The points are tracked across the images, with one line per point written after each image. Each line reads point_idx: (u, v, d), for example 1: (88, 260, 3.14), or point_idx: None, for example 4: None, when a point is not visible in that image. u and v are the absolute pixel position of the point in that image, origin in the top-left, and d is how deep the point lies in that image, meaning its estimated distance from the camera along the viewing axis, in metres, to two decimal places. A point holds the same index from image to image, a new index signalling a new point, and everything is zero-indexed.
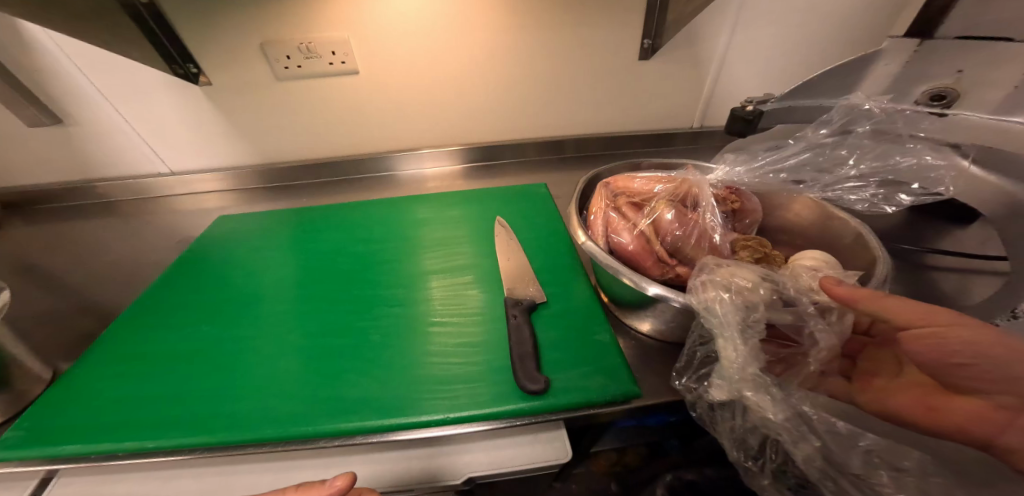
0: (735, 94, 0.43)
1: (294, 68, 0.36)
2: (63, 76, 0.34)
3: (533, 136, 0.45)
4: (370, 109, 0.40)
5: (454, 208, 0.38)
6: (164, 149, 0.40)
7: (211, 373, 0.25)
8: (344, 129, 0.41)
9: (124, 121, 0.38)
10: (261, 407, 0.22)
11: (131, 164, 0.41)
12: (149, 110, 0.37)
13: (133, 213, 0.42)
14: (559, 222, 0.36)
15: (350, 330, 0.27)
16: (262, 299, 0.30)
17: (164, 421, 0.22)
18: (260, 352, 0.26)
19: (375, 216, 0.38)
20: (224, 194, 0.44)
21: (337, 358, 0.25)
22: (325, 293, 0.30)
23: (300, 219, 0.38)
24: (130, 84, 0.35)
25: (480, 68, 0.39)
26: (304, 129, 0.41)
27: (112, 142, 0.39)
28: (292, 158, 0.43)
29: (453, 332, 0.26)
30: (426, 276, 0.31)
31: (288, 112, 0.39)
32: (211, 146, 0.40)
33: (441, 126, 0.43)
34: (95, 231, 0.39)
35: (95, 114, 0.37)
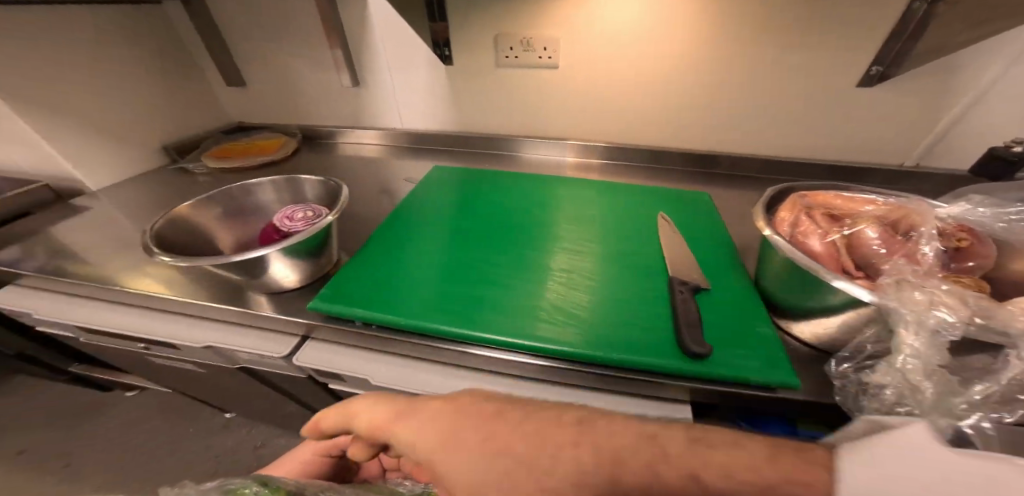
0: (980, 135, 0.36)
1: (511, 58, 0.43)
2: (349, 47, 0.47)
3: (700, 147, 0.45)
4: (557, 99, 0.45)
5: (617, 195, 0.41)
6: (396, 109, 0.52)
7: (434, 278, 0.31)
8: (529, 113, 0.47)
9: (379, 83, 0.50)
10: (481, 312, 0.28)
11: (372, 117, 0.53)
12: (393, 78, 0.48)
13: (352, 152, 0.55)
14: (718, 219, 0.37)
15: (540, 272, 0.31)
16: (460, 231, 0.36)
17: (410, 304, 0.28)
18: (468, 273, 0.32)
19: (546, 186, 0.43)
20: (414, 150, 0.54)
21: (532, 290, 0.30)
22: (511, 238, 0.35)
23: (483, 177, 0.45)
24: (388, 56, 0.46)
25: (676, 75, 0.40)
26: (497, 108, 0.48)
27: (361, 99, 0.52)
28: (476, 130, 0.51)
29: (630, 297, 0.29)
30: (598, 246, 0.34)
31: (489, 92, 0.47)
32: (424, 111, 0.51)
33: (614, 123, 0.45)
34: (330, 161, 0.53)
35: (365, 78, 0.49)
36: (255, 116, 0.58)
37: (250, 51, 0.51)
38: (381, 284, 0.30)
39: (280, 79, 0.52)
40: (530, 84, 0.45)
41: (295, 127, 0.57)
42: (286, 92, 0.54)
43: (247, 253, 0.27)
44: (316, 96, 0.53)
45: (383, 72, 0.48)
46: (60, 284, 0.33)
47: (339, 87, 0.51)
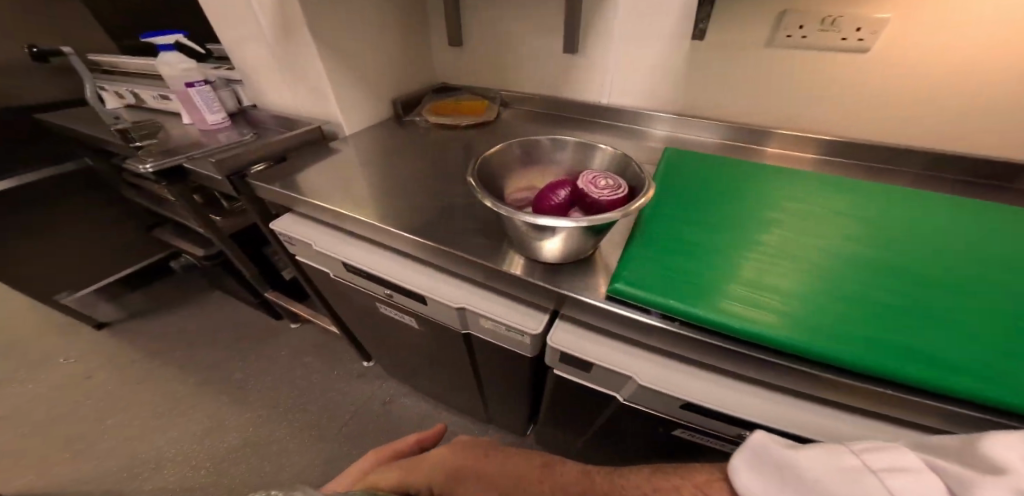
0: None
1: (797, 37, 0.42)
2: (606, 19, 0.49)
3: (1005, 154, 0.40)
4: (842, 89, 0.43)
5: (908, 212, 0.36)
6: (617, 85, 0.54)
7: (737, 278, 0.29)
8: (789, 100, 0.46)
9: (612, 58, 0.51)
10: (810, 324, 0.26)
11: (587, 91, 0.56)
12: (638, 53, 0.50)
13: (559, 124, 0.58)
14: None
15: (858, 289, 0.28)
16: (731, 225, 0.34)
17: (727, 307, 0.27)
18: (771, 277, 0.29)
19: (811, 190, 0.39)
20: (620, 126, 0.55)
21: (864, 311, 0.27)
22: (802, 244, 0.32)
23: (711, 167, 0.42)
24: (647, 31, 0.47)
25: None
26: (752, 90, 0.47)
27: (589, 73, 0.54)
28: (705, 114, 0.51)
29: (993, 336, 0.25)
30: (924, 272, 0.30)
31: (750, 74, 0.46)
32: (656, 89, 0.52)
33: (896, 119, 0.43)
34: (541, 131, 0.56)
35: (597, 51, 0.52)
36: (461, 82, 0.63)
37: (480, 22, 0.55)
38: (687, 285, 0.29)
39: (509, 49, 0.56)
40: (806, 68, 0.43)
41: (494, 92, 0.61)
42: (502, 61, 0.58)
43: (551, 222, 0.25)
44: (533, 70, 0.57)
45: (628, 47, 0.50)
46: (336, 220, 0.39)
47: (564, 59, 0.54)
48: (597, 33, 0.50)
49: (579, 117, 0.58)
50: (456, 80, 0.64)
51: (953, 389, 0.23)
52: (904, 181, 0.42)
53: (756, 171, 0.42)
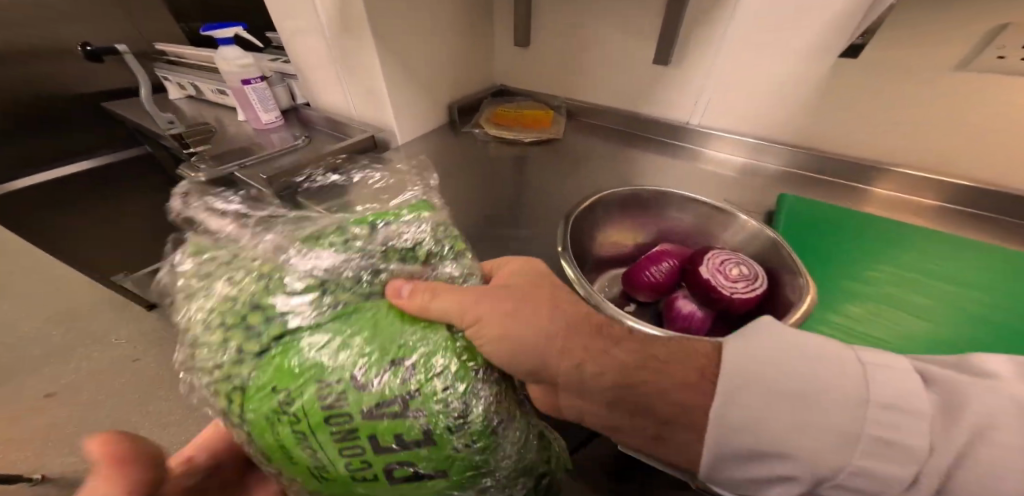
0: None
1: (1005, 59, 0.32)
2: (719, 25, 0.40)
3: None
4: None
5: None
6: (716, 104, 0.45)
7: None
8: (962, 140, 0.36)
9: (714, 70, 0.43)
10: None
11: (672, 108, 0.48)
12: (757, 69, 0.41)
13: (637, 144, 0.51)
14: None
15: None
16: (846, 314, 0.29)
17: None
18: None
19: (932, 267, 0.33)
20: (717, 155, 0.48)
21: None
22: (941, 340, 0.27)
23: (807, 235, 0.37)
24: (780, 42, 0.39)
25: None
26: (908, 122, 0.38)
27: (682, 88, 0.46)
28: (826, 147, 0.43)
29: None
30: None
31: (912, 102, 0.37)
32: (769, 113, 0.43)
33: None
34: (616, 153, 0.50)
35: (698, 63, 0.43)
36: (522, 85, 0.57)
37: (556, 20, 0.48)
38: None
39: (586, 55, 0.49)
40: (999, 100, 0.34)
41: (559, 101, 0.54)
42: (575, 67, 0.51)
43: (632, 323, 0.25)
44: (614, 80, 0.49)
45: (745, 59, 0.41)
46: None
47: (652, 70, 0.46)
48: (704, 41, 0.42)
49: (662, 138, 0.50)
50: (516, 84, 0.57)
51: None
52: None
53: (900, 247, 0.35)
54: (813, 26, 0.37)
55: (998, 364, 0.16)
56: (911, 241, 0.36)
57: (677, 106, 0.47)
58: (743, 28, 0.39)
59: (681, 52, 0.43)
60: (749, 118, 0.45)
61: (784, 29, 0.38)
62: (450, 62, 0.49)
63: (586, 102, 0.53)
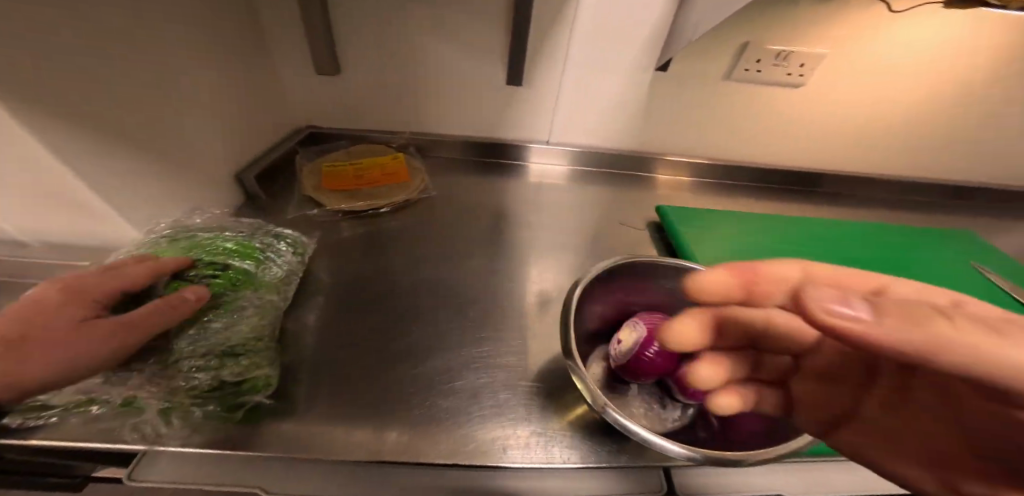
0: None
1: (752, 72, 0.40)
2: (556, 44, 0.38)
3: (871, 171, 0.51)
4: (780, 122, 0.45)
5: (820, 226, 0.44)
6: (566, 122, 0.45)
7: None
8: (735, 133, 0.47)
9: (560, 89, 0.42)
10: None
11: (528, 129, 0.45)
12: (595, 87, 0.42)
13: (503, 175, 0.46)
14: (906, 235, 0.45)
15: None
16: None
17: None
18: None
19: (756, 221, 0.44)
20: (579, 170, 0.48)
21: None
22: None
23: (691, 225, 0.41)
24: (608, 62, 0.40)
25: (902, 112, 0.45)
26: (702, 126, 0.46)
27: (533, 110, 0.43)
28: (655, 149, 0.49)
29: None
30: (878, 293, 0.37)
31: (704, 108, 0.44)
32: (611, 126, 0.45)
33: (810, 150, 0.49)
34: (489, 191, 0.44)
35: (545, 83, 0.41)
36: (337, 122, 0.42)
37: (369, 40, 0.36)
38: None
39: (421, 81, 0.40)
40: (753, 101, 0.44)
41: (402, 139, 0.44)
42: (412, 96, 0.41)
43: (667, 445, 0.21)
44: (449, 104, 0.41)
45: (583, 78, 0.41)
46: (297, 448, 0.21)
47: (501, 93, 0.41)
48: (545, 60, 0.39)
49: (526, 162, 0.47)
50: (332, 124, 0.43)
51: None
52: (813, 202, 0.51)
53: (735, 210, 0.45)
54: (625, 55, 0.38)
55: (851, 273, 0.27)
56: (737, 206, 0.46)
57: (532, 127, 0.45)
58: (578, 48, 0.39)
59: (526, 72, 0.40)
60: (590, 131, 0.46)
61: (607, 49, 0.39)
62: (220, 93, 0.32)
63: (434, 135, 0.44)
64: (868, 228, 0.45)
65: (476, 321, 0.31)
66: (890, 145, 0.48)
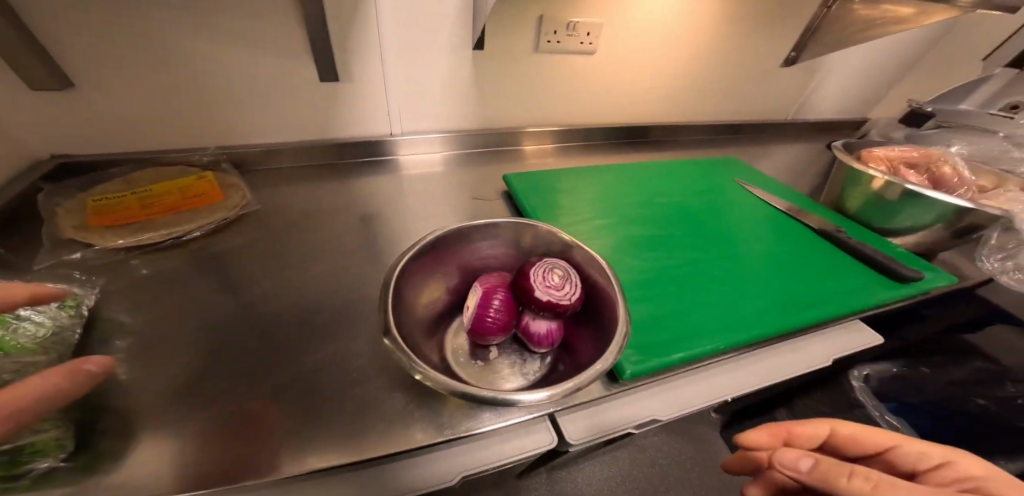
0: (823, 98, 0.66)
1: (555, 42, 0.45)
2: (366, 30, 0.37)
3: (684, 118, 0.60)
4: (593, 86, 0.51)
5: (647, 172, 0.49)
6: (406, 111, 0.44)
7: (670, 303, 0.32)
8: (561, 101, 0.51)
9: (387, 78, 0.41)
10: (738, 316, 0.31)
11: (369, 124, 0.43)
12: (422, 72, 0.42)
13: (351, 177, 0.43)
14: (720, 168, 0.51)
15: (716, 262, 0.36)
16: (620, 255, 0.36)
17: (694, 337, 0.29)
18: (677, 286, 0.34)
19: (599, 182, 0.46)
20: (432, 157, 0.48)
21: (749, 277, 0.35)
22: (655, 241, 0.38)
23: (538, 194, 0.42)
24: (425, 44, 0.40)
25: (686, 65, 0.53)
26: (535, 98, 0.50)
27: (368, 104, 0.41)
28: (502, 125, 0.51)
29: (771, 252, 0.38)
30: (701, 217, 0.42)
31: (532, 81, 0.48)
32: (450, 109, 0.46)
33: (631, 106, 0.55)
34: (340, 193, 0.40)
35: (370, 74, 0.39)
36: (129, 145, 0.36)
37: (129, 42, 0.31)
38: (693, 327, 0.30)
39: (220, 86, 0.35)
40: (566, 69, 0.48)
41: (214, 154, 0.38)
42: (214, 103, 0.36)
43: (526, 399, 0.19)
44: (264, 108, 0.37)
45: (405, 65, 0.41)
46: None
47: (324, 90, 0.39)
48: (360, 50, 0.38)
49: (381, 159, 0.46)
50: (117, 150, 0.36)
51: (824, 311, 0.32)
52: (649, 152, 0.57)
53: (579, 173, 0.47)
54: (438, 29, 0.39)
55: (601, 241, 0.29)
56: (581, 169, 0.48)
57: (371, 122, 0.43)
58: (390, 32, 0.38)
59: (341, 63, 0.38)
60: (435, 118, 0.46)
61: (422, 33, 0.39)
62: None
63: (261, 145, 0.40)
64: (692, 165, 0.51)
65: (331, 323, 0.28)
66: (690, 96, 0.56)
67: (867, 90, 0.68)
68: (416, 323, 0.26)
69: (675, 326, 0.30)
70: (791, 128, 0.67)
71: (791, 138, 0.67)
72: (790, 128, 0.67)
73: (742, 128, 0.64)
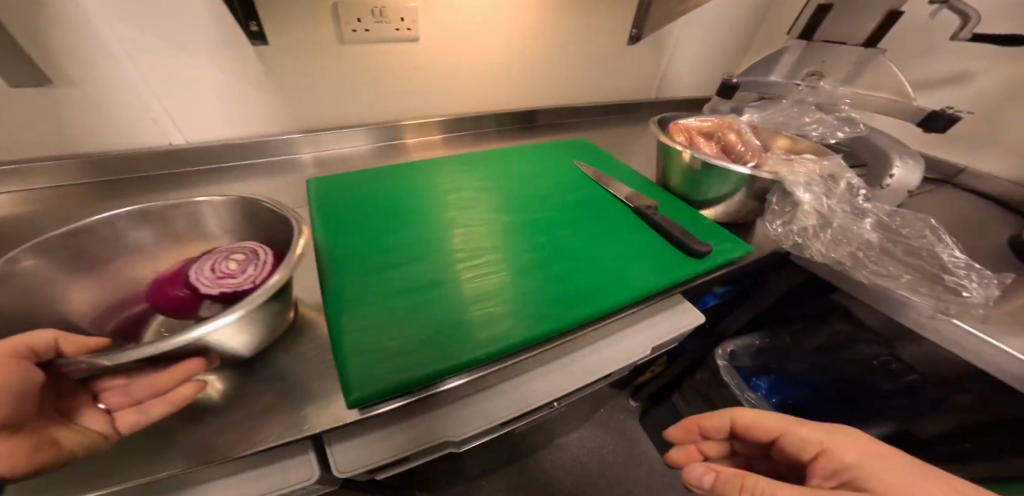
0: (677, 72, 0.71)
1: (361, 30, 0.41)
2: (82, 27, 0.32)
3: (544, 101, 0.61)
4: (430, 74, 0.49)
5: (484, 166, 0.48)
6: (188, 117, 0.40)
7: (449, 307, 0.30)
8: (396, 93, 0.48)
9: (143, 81, 0.36)
10: (517, 314, 0.31)
11: (138, 135, 0.39)
12: (195, 75, 0.38)
13: (123, 197, 0.38)
14: (563, 156, 0.52)
15: (518, 258, 0.36)
16: (415, 258, 0.34)
17: (458, 343, 0.28)
18: (467, 287, 0.32)
19: (426, 180, 0.45)
20: (254, 165, 0.44)
21: (546, 271, 0.35)
22: (462, 239, 0.37)
23: (349, 199, 0.40)
24: (185, 42, 0.36)
25: (529, 49, 0.54)
26: (361, 94, 0.46)
27: (127, 111, 0.37)
28: (335, 123, 0.47)
29: (579, 243, 0.38)
30: (522, 210, 0.42)
31: (346, 77, 0.44)
32: (248, 110, 0.42)
33: (484, 92, 0.55)
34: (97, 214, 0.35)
35: (115, 78, 0.35)
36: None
37: None
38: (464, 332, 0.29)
39: None
40: (390, 61, 0.45)
41: None
42: None
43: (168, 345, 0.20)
44: None
45: (160, 65, 0.36)
46: None
47: (46, 96, 0.34)
48: (82, 51, 0.33)
49: (177, 172, 0.41)
50: None
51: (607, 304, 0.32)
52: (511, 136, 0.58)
53: (406, 172, 0.45)
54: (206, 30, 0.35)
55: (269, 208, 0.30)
56: (413, 166, 0.47)
57: (141, 131, 0.39)
58: (117, 28, 0.33)
59: (48, 64, 0.32)
60: (238, 123, 0.43)
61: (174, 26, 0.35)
62: None
63: None
64: (532, 156, 0.51)
65: None
66: (543, 78, 0.58)
67: (716, 64, 0.74)
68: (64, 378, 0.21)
69: (453, 332, 0.29)
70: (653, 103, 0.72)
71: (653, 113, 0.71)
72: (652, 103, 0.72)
73: (605, 106, 0.67)
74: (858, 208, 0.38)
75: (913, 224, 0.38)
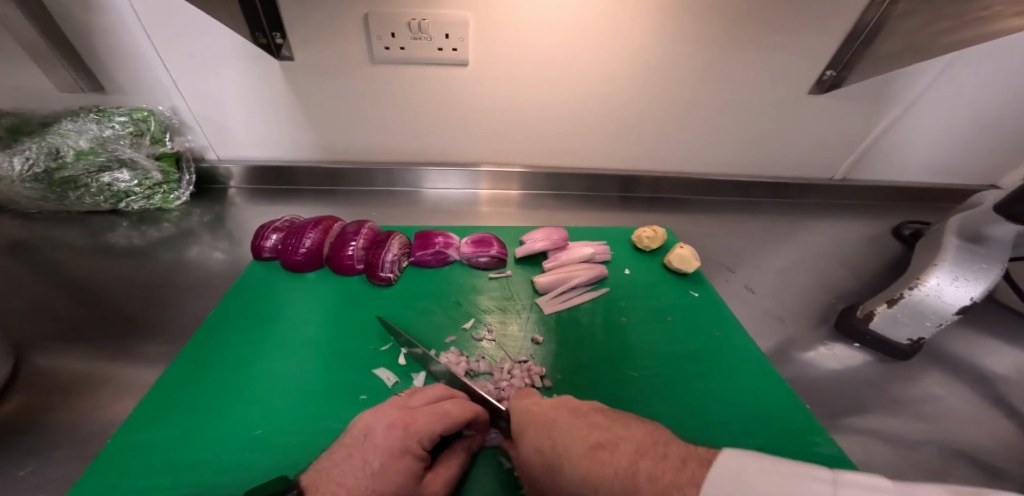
0: (648, 39, 0.75)
1: None
2: (109, 9, 0.69)
3: (501, 59, 0.78)
4: (367, 38, 0.74)
5: (422, 278, 0.76)
6: (155, 25, 0.71)
7: (352, 387, 0.59)
8: (358, 77, 0.80)
9: (144, 29, 0.71)
10: (362, 396, 0.58)
11: (136, 48, 0.74)
12: (155, 13, 0.69)
13: (182, 64, 0.77)
14: (431, 276, 0.77)
15: (375, 359, 0.63)
16: (326, 340, 0.65)
17: (353, 415, 0.56)
18: (333, 381, 0.59)
19: (295, 341, 0.64)
20: (272, 108, 0.85)
21: (407, 348, 0.64)
22: (356, 339, 0.65)
23: (216, 361, 0.61)
24: (156, 6, 0.68)
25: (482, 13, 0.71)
26: (338, 82, 0.81)
27: (111, 13, 0.69)
28: (287, 64, 0.78)
29: (397, 347, 0.64)
30: (424, 315, 0.69)
31: (299, 43, 0.74)
32: (237, 62, 0.77)
33: (437, 74, 0.80)
34: (189, 74, 0.78)
35: (113, 16, 0.69)
36: (157, 40, 0.73)
37: (109, 77, 0.78)
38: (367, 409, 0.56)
39: (114, 77, 0.78)
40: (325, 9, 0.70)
41: (131, 102, 0.82)
42: (110, 71, 0.77)
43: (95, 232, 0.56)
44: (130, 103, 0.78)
45: (150, 17, 0.70)
46: (222, 397, 0.56)
47: (106, 21, 0.70)
48: (125, 31, 0.72)
49: (204, 105, 0.84)
50: (109, 138, 0.79)
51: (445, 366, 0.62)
52: (478, 111, 0.87)
53: (243, 305, 0.69)
54: (314, 64, 0.78)
55: (172, 96, 0.82)
56: (235, 322, 0.66)
57: (136, 50, 0.74)
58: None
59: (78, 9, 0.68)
60: (246, 87, 0.81)
61: (162, 12, 0.69)
62: None
63: (64, 58, 0.72)
64: (430, 280, 0.76)
65: (250, 354, 0.62)
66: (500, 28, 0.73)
67: (702, 31, 0.73)
68: (313, 322, 0.67)
69: (337, 408, 0.56)
70: (636, 66, 0.79)
71: (628, 66, 0.79)
72: (632, 62, 0.79)
73: (584, 59, 0.78)
74: (930, 290, 0.65)
75: (963, 293, 0.65)
